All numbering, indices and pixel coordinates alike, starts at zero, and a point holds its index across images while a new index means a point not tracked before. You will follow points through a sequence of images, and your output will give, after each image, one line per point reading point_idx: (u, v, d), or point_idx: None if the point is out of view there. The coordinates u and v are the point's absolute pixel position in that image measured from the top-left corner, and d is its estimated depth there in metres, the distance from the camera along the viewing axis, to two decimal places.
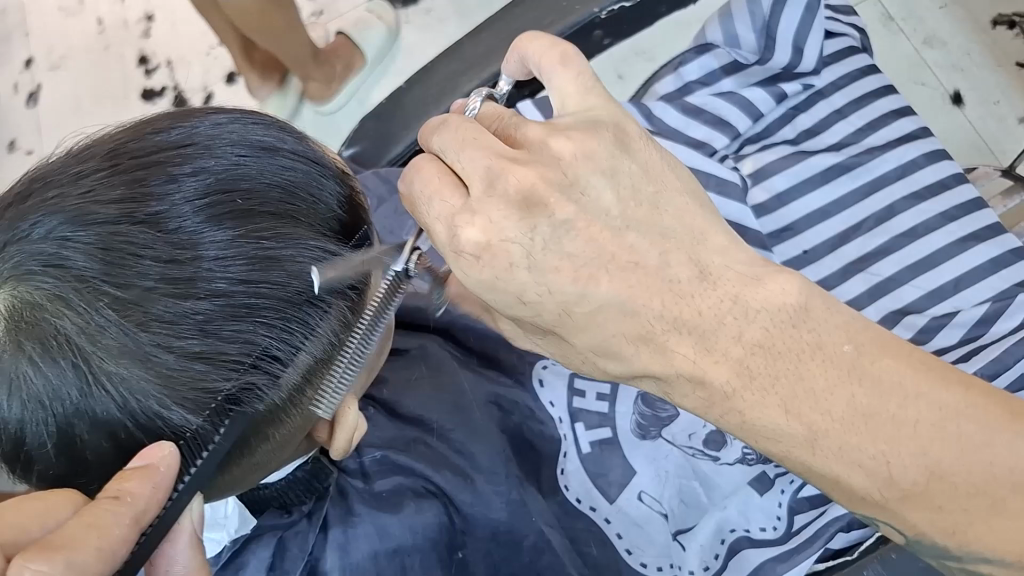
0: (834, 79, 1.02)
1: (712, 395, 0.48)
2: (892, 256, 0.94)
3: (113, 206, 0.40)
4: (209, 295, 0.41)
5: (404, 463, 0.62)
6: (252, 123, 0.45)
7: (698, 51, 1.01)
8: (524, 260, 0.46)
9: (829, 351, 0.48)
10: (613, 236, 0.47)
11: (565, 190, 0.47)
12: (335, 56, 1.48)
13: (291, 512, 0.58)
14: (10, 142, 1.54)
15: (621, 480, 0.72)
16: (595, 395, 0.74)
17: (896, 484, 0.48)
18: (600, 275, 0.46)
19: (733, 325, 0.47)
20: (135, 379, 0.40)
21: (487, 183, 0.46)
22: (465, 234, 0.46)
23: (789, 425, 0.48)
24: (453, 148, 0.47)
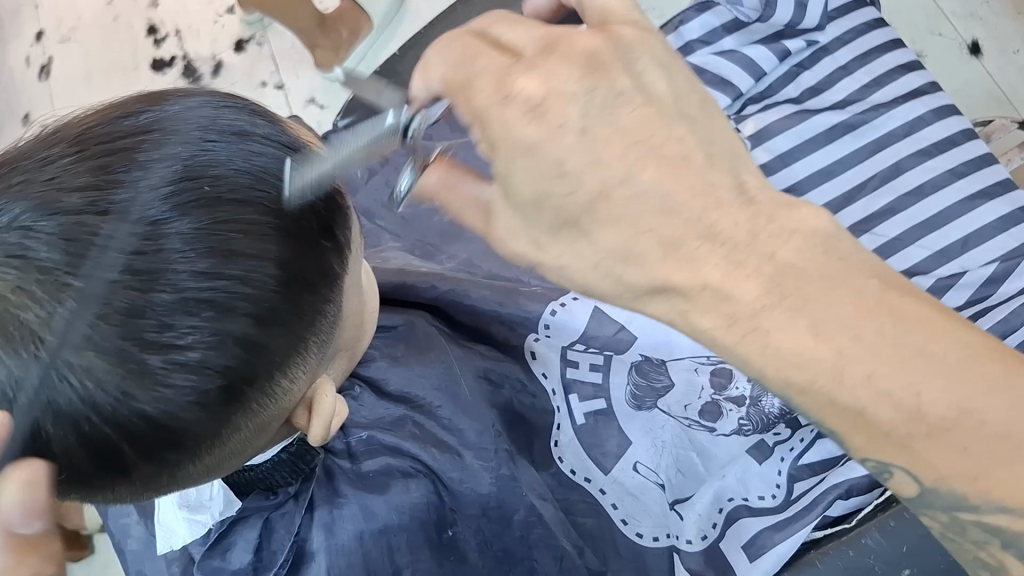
0: (839, 34, 0.99)
1: (735, 312, 0.40)
2: (898, 216, 0.91)
3: (77, 196, 0.40)
4: (172, 287, 0.40)
5: (391, 443, 0.61)
6: (223, 107, 0.46)
7: (698, 8, 1.00)
8: (576, 121, 0.37)
9: (860, 285, 0.41)
10: (662, 125, 0.39)
11: (625, 64, 0.39)
12: (340, 21, 1.45)
13: (277, 493, 0.57)
14: (26, 115, 1.58)
15: (617, 450, 0.71)
16: (589, 366, 0.73)
17: (922, 418, 0.40)
18: (640, 161, 0.38)
19: (767, 244, 0.40)
20: (98, 370, 0.40)
21: (540, 47, 0.39)
22: (518, 80, 0.37)
23: (817, 350, 0.40)
24: (493, 19, 0.40)
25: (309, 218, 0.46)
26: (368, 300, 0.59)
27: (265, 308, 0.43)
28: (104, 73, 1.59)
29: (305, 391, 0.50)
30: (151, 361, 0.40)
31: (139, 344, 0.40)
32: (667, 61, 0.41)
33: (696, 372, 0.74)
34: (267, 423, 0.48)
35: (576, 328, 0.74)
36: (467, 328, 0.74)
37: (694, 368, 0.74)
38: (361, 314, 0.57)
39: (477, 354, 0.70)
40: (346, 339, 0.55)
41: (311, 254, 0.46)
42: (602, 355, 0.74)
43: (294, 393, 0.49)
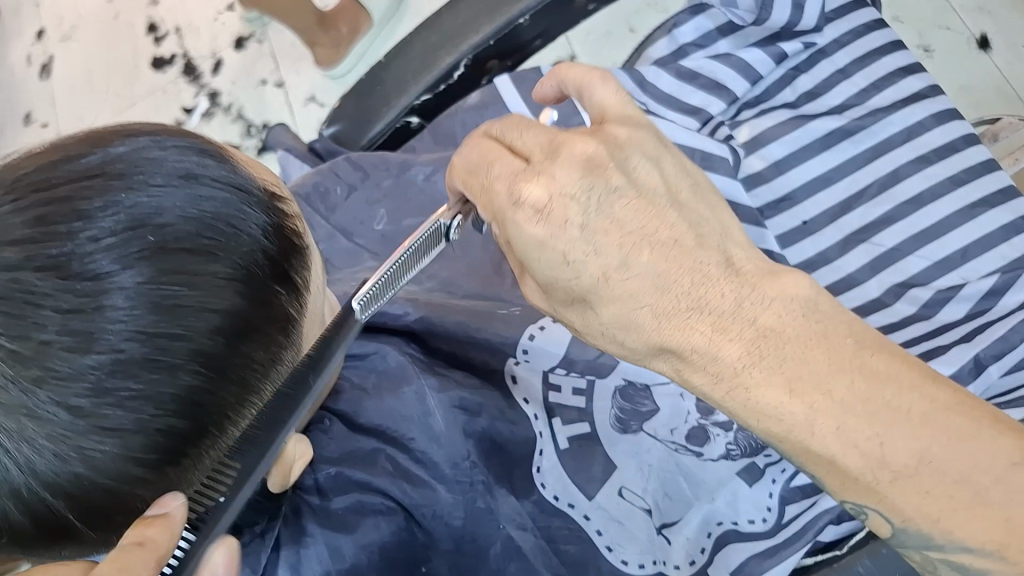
0: (837, 36, 0.96)
1: (721, 372, 0.46)
2: (896, 225, 0.87)
3: (14, 248, 0.39)
4: (113, 348, 0.41)
5: (359, 480, 0.63)
6: (168, 150, 0.46)
7: (691, 11, 0.97)
8: (578, 219, 0.45)
9: (833, 341, 0.45)
10: (656, 214, 0.47)
11: (619, 165, 0.47)
12: (340, 18, 1.44)
13: (243, 533, 0.57)
14: (26, 114, 1.58)
15: (602, 476, 0.69)
16: (572, 390, 0.72)
17: (887, 465, 0.43)
18: (640, 248, 0.46)
19: (750, 309, 0.46)
20: (35, 435, 0.40)
21: (546, 153, 0.47)
22: (526, 189, 0.46)
23: (791, 406, 0.44)
24: (513, 129, 0.49)
25: (257, 265, 0.47)
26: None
27: (211, 360, 0.45)
28: (103, 71, 1.59)
29: None
30: (90, 425, 0.41)
31: (78, 410, 0.40)
32: (656, 159, 0.48)
33: (682, 398, 0.73)
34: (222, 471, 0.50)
35: (556, 353, 0.73)
36: (444, 354, 0.73)
37: (680, 393, 0.73)
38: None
39: (453, 383, 0.68)
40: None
41: (261, 303, 0.47)
42: (584, 379, 0.73)
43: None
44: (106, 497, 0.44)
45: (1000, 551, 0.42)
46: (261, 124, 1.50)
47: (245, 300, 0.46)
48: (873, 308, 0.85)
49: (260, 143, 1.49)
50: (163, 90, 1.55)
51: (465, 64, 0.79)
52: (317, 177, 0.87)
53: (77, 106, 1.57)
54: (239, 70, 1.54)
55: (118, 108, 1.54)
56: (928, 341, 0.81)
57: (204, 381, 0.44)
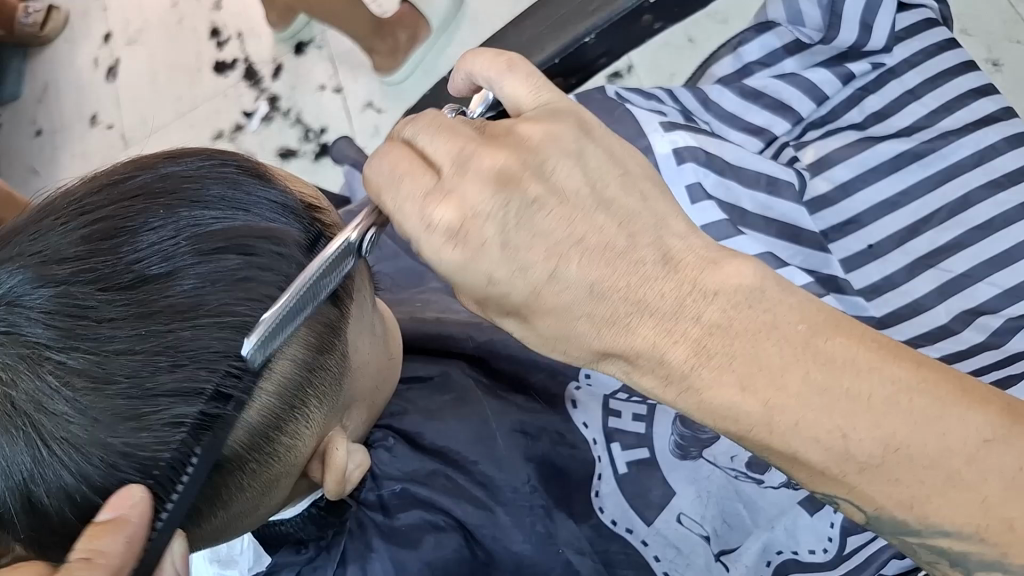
0: (907, 55, 0.94)
1: (671, 373, 0.45)
2: (965, 251, 0.86)
3: (65, 266, 0.43)
4: (157, 356, 0.43)
5: (423, 497, 0.66)
6: (213, 166, 0.48)
7: (758, 29, 0.96)
8: (498, 238, 0.44)
9: (783, 330, 0.45)
10: (583, 215, 0.45)
11: (535, 171, 0.45)
12: (398, 26, 1.43)
13: (310, 547, 0.63)
14: (91, 115, 1.64)
15: (660, 501, 0.68)
16: (632, 416, 0.70)
17: (852, 458, 0.44)
18: (569, 256, 0.44)
19: (693, 307, 0.45)
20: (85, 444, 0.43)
21: (456, 162, 0.45)
22: (436, 212, 0.44)
23: (745, 403, 0.44)
24: (423, 132, 0.46)
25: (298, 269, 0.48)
26: (388, 350, 0.61)
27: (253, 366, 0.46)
28: (167, 74, 1.64)
29: (316, 445, 0.53)
30: (137, 430, 0.43)
31: (125, 415, 0.43)
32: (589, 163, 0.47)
33: None
34: (275, 478, 0.51)
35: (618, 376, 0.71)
36: (507, 377, 0.73)
37: None
38: (380, 371, 0.60)
39: (515, 407, 0.69)
40: (360, 391, 0.57)
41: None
42: (647, 404, 0.70)
43: (303, 448, 0.52)
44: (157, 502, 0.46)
45: (978, 532, 0.44)
46: (318, 129, 1.51)
47: None
48: (941, 335, 0.83)
49: (318, 148, 1.50)
50: (224, 94, 1.58)
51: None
52: None
53: (142, 108, 1.62)
54: (302, 76, 1.56)
55: (182, 111, 1.59)
56: (997, 371, 0.78)
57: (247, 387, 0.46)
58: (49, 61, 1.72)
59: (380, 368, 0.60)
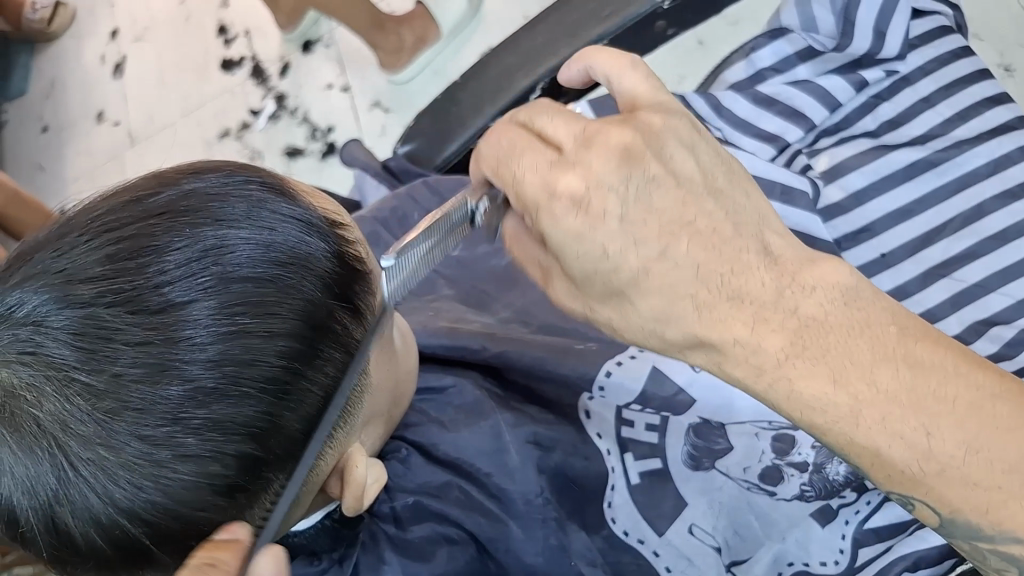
0: (921, 63, 0.93)
1: (762, 362, 0.46)
2: (979, 261, 0.85)
3: (88, 286, 0.42)
4: (180, 380, 0.43)
5: (436, 509, 0.66)
6: (236, 181, 0.47)
7: (770, 35, 0.96)
8: (616, 210, 0.45)
9: (874, 330, 0.46)
10: (694, 203, 0.47)
11: (654, 155, 0.47)
12: (408, 25, 1.42)
13: (323, 559, 0.63)
14: (99, 113, 1.65)
15: (672, 512, 0.67)
16: (645, 426, 0.70)
17: (935, 457, 0.45)
18: (679, 237, 0.46)
19: (791, 298, 0.46)
20: (109, 466, 0.42)
21: (579, 142, 0.47)
22: (562, 180, 0.46)
23: (835, 396, 0.45)
24: (547, 115, 0.49)
25: (320, 289, 0.47)
26: (405, 364, 0.61)
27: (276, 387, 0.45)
28: (175, 71, 1.64)
29: (336, 462, 0.53)
30: (160, 454, 0.43)
31: (148, 439, 0.42)
32: (676, 152, 0.48)
33: (757, 437, 0.69)
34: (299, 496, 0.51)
35: (632, 388, 0.71)
36: (520, 388, 0.73)
37: (756, 434, 0.69)
38: (398, 384, 0.60)
39: (528, 419, 0.69)
40: (378, 404, 0.57)
41: (323, 325, 0.47)
42: (659, 416, 0.70)
43: (326, 467, 0.51)
44: (182, 523, 0.45)
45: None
46: (326, 128, 1.51)
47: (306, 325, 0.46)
48: None
49: (325, 146, 1.50)
50: (231, 91, 1.58)
51: (540, 88, 0.79)
52: (396, 202, 0.87)
53: (150, 106, 1.62)
54: (309, 76, 1.55)
55: (190, 109, 1.59)
56: None
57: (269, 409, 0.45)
58: (57, 57, 1.73)
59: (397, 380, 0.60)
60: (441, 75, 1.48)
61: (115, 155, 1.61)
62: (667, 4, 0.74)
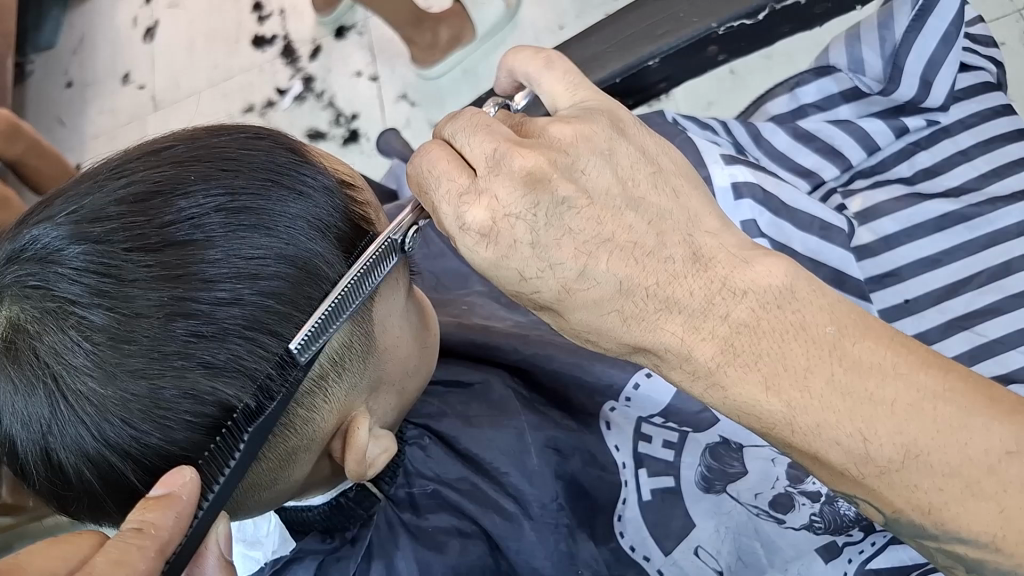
0: (963, 116, 0.94)
1: (697, 370, 0.46)
2: (1002, 317, 0.84)
3: (98, 225, 0.42)
4: (181, 319, 0.42)
5: (452, 501, 0.66)
6: (249, 137, 0.47)
7: (817, 72, 0.98)
8: (528, 237, 0.46)
9: (811, 331, 0.45)
10: (613, 216, 0.46)
11: (567, 173, 0.46)
12: (444, 23, 1.43)
13: (334, 538, 0.64)
14: (125, 74, 1.67)
15: (680, 532, 0.67)
16: (662, 442, 0.69)
17: (871, 461, 0.44)
18: (599, 254, 0.46)
19: (723, 305, 0.45)
20: (102, 401, 0.42)
21: (490, 163, 0.46)
22: (469, 213, 0.46)
23: (769, 402, 0.45)
24: (463, 133, 0.47)
25: (328, 245, 0.46)
26: (424, 339, 0.60)
27: (274, 337, 0.45)
28: (205, 42, 1.64)
29: (337, 423, 0.51)
30: (156, 393, 0.42)
31: (145, 374, 0.42)
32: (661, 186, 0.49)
33: (773, 463, 0.67)
34: (294, 452, 0.49)
35: (661, 401, 0.70)
36: (547, 391, 0.72)
37: (771, 458, 0.67)
38: (412, 355, 0.57)
39: (551, 422, 0.69)
40: (392, 375, 0.55)
41: (327, 281, 0.46)
42: (678, 433, 0.70)
43: (321, 424, 0.50)
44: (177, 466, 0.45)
45: (995, 542, 0.43)
46: (351, 114, 1.52)
47: (309, 280, 0.45)
48: None
49: (347, 133, 1.51)
50: (259, 68, 1.59)
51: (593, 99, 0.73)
52: None
53: (176, 72, 1.63)
54: (340, 62, 1.55)
55: (217, 80, 1.60)
56: None
57: (267, 358, 0.44)
58: (90, 14, 1.75)
59: (411, 352, 0.57)
60: (471, 75, 1.48)
61: (136, 119, 1.62)
62: (721, 31, 0.69)
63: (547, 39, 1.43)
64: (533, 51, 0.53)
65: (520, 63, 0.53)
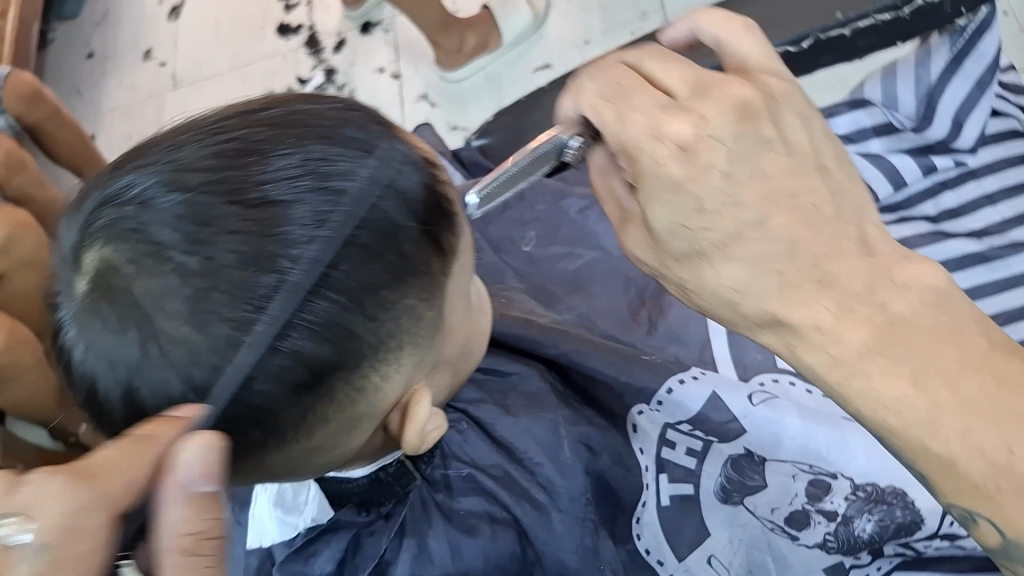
0: (991, 160, 0.96)
1: (842, 355, 0.44)
2: None
3: (197, 175, 0.43)
4: (272, 272, 0.42)
5: (486, 486, 0.66)
6: (340, 109, 0.49)
7: (850, 105, 0.98)
8: (722, 165, 0.42)
9: (965, 338, 0.43)
10: (802, 175, 0.44)
11: (773, 116, 0.43)
12: (471, 29, 1.44)
13: (369, 512, 0.64)
14: (146, 51, 1.68)
15: (693, 540, 0.69)
16: (686, 449, 0.70)
17: (1012, 474, 0.42)
18: (778, 207, 0.43)
19: (885, 292, 0.44)
20: (189, 345, 0.43)
21: (692, 89, 0.43)
22: (671, 124, 0.42)
23: (916, 399, 0.43)
24: (655, 60, 0.45)
25: (412, 217, 0.48)
26: (478, 321, 0.62)
27: (357, 301, 0.45)
28: (231, 26, 1.66)
29: (399, 396, 0.52)
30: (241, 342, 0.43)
31: (232, 323, 0.42)
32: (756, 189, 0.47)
33: (794, 479, 0.68)
34: (358, 417, 0.50)
35: (692, 408, 0.70)
36: (579, 387, 0.74)
37: (793, 474, 0.68)
38: (468, 334, 0.60)
39: (584, 418, 0.70)
40: (450, 353, 0.57)
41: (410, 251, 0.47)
42: (703, 441, 0.70)
43: (386, 394, 0.51)
44: (253, 418, 0.46)
45: None
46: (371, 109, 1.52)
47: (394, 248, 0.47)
48: None
49: None
50: (282, 56, 1.60)
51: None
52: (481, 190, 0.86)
53: (199, 53, 1.65)
54: (364, 57, 1.56)
55: (239, 64, 1.61)
56: None
57: (348, 320, 0.45)
58: None
59: (467, 331, 0.59)
60: (494, 81, 1.49)
61: (155, 96, 1.63)
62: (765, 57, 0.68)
63: (572, 53, 1.46)
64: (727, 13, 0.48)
65: (711, 21, 0.48)
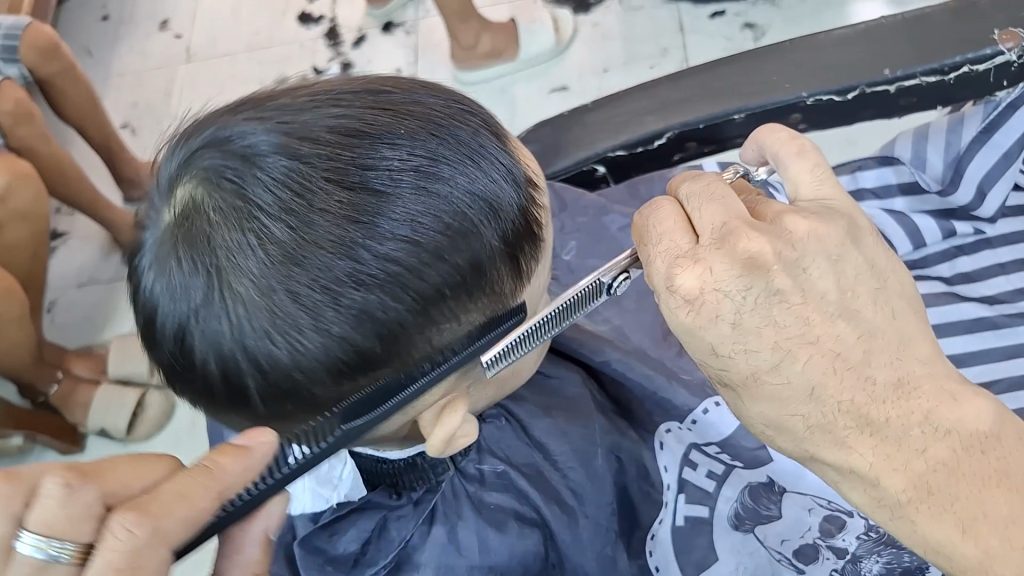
0: (1009, 232, 0.96)
1: (883, 499, 0.48)
2: None
3: (305, 145, 0.45)
4: (347, 259, 0.44)
5: (518, 485, 0.66)
6: (457, 106, 0.50)
7: (880, 161, 1.02)
8: (731, 316, 0.46)
9: (1015, 480, 0.47)
10: (826, 322, 0.47)
11: (788, 267, 0.47)
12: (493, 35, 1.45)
13: (400, 496, 0.65)
14: (163, 21, 1.70)
15: (700, 561, 0.69)
16: (706, 472, 0.72)
17: None
18: (800, 353, 0.47)
19: (924, 439, 0.47)
20: (252, 305, 0.45)
21: (715, 234, 0.47)
22: (681, 276, 0.47)
23: (962, 545, 0.46)
24: (697, 198, 0.49)
25: (500, 236, 0.49)
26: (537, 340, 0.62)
27: (421, 303, 0.47)
28: (253, 11, 1.68)
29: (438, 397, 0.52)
30: (300, 316, 0.45)
31: (297, 295, 0.45)
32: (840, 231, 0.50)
33: (809, 512, 0.70)
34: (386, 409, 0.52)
35: (722, 431, 0.72)
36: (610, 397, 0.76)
37: (809, 508, 0.70)
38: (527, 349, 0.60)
39: (617, 430, 0.72)
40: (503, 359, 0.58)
41: (488, 268, 0.49)
42: (724, 467, 0.72)
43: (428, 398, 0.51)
44: (294, 385, 0.48)
45: None
46: None
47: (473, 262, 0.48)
48: None
49: None
50: (301, 43, 1.61)
51: (668, 137, 0.74)
52: None
53: (218, 31, 1.66)
54: (380, 52, 1.56)
55: (254, 46, 1.62)
56: None
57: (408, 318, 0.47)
58: None
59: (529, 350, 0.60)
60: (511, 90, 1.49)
61: (166, 66, 1.63)
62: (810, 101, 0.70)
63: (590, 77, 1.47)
64: (789, 134, 0.53)
65: (772, 141, 0.53)
